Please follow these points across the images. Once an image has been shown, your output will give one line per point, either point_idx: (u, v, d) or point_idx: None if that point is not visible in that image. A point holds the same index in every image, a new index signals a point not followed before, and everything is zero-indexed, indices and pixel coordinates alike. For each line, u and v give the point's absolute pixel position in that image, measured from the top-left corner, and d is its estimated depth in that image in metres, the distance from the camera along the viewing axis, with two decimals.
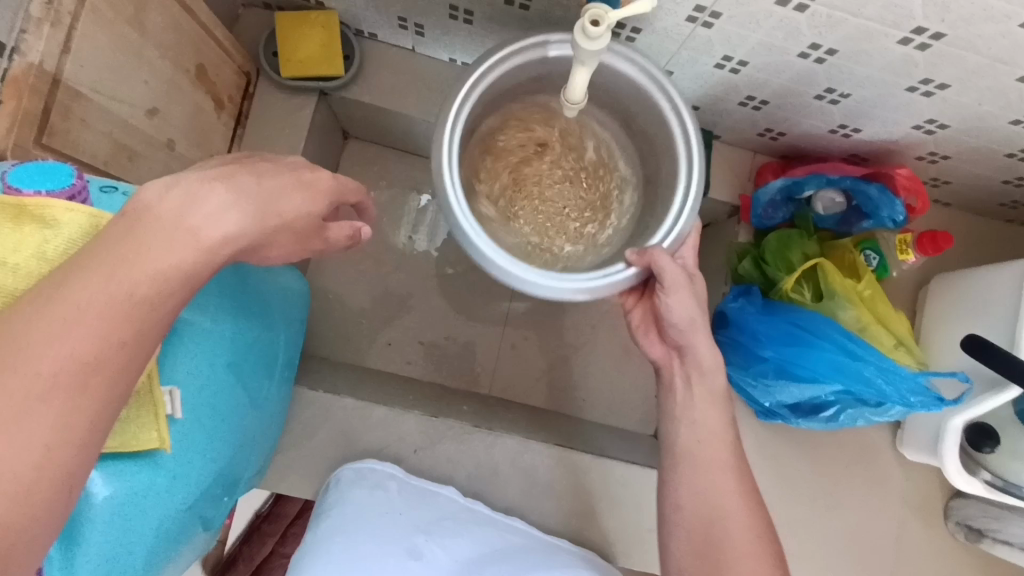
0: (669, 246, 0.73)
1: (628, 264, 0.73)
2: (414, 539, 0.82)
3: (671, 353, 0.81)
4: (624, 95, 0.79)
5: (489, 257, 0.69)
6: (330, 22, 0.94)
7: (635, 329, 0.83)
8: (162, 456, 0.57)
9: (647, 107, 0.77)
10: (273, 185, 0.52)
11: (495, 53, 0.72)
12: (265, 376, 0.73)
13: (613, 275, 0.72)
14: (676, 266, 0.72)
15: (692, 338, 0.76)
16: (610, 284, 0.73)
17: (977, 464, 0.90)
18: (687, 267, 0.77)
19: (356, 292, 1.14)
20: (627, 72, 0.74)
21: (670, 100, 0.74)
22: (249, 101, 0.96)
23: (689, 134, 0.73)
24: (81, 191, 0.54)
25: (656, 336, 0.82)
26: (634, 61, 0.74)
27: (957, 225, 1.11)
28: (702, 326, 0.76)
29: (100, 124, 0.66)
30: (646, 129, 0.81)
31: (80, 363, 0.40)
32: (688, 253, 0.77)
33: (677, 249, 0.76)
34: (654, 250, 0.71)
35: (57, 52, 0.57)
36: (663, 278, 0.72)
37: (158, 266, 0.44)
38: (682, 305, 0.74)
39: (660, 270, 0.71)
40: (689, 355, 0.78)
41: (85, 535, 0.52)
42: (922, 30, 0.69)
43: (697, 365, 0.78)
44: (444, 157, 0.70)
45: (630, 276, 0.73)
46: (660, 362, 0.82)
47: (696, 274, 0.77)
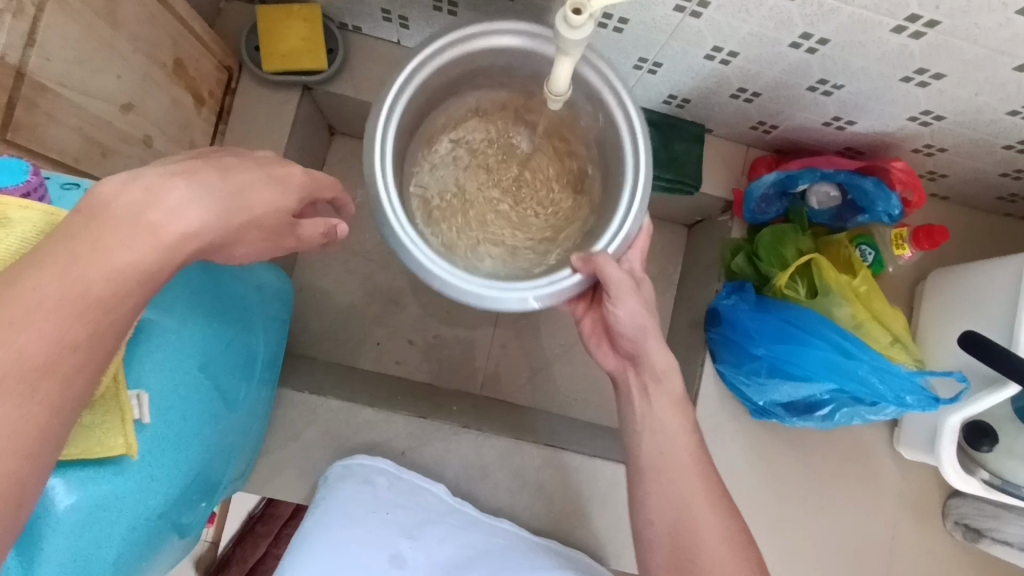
0: (615, 250, 0.72)
1: (574, 270, 0.71)
2: (397, 545, 0.80)
3: (625, 363, 0.80)
4: (575, 92, 0.77)
5: (426, 264, 0.68)
6: (313, 16, 0.92)
7: (587, 337, 0.83)
8: (128, 463, 0.55)
9: (596, 104, 0.75)
10: (240, 178, 0.51)
11: (426, 47, 0.70)
12: (244, 377, 0.71)
13: (559, 282, 0.71)
14: (621, 273, 0.71)
15: (644, 346, 0.76)
16: (557, 291, 0.71)
17: (975, 463, 0.88)
18: (633, 272, 0.75)
19: (345, 290, 1.12)
20: (587, 75, 0.72)
21: (617, 95, 0.72)
22: (231, 96, 0.94)
23: (632, 124, 0.72)
24: (37, 187, 0.52)
25: (609, 346, 0.82)
26: (592, 63, 0.71)
27: (953, 219, 1.09)
28: (653, 332, 0.75)
29: (70, 120, 0.64)
30: (590, 121, 0.79)
31: (30, 367, 0.38)
32: (634, 257, 0.76)
33: (622, 254, 0.74)
34: (598, 257, 0.70)
35: (22, 44, 0.55)
36: (609, 285, 0.70)
37: (113, 266, 0.42)
38: (630, 313, 0.73)
39: (606, 278, 0.70)
40: (643, 364, 0.77)
41: (43, 542, 0.51)
42: (917, 18, 0.67)
43: (651, 372, 0.77)
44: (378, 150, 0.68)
45: (574, 283, 0.71)
46: (616, 372, 0.82)
47: (642, 279, 0.76)
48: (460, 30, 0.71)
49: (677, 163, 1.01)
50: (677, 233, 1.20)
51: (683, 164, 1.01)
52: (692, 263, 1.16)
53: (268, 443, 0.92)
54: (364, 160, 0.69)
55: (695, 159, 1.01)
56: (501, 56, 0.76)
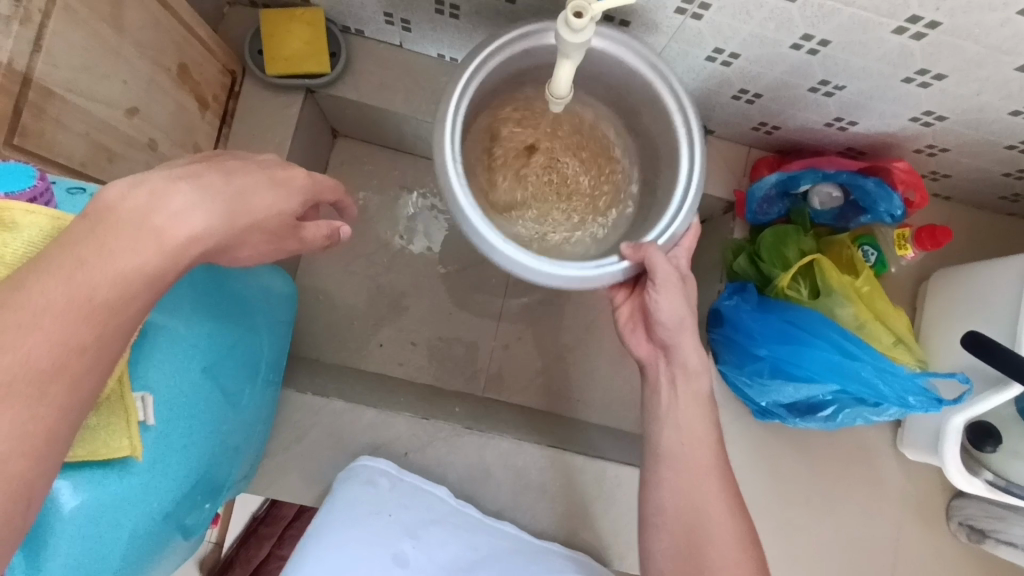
0: (663, 244, 0.73)
1: (621, 257, 0.72)
2: (399, 544, 0.81)
3: (657, 353, 0.80)
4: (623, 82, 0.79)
5: (483, 232, 0.68)
6: (315, 19, 0.93)
7: (622, 324, 0.82)
8: (133, 465, 0.56)
9: (649, 97, 0.77)
10: (242, 181, 0.51)
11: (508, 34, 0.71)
12: (248, 380, 0.72)
13: (607, 266, 0.72)
14: (669, 267, 0.72)
15: (680, 338, 0.76)
16: (602, 275, 0.72)
17: (978, 463, 0.88)
18: (680, 269, 0.76)
19: (348, 292, 1.12)
20: (622, 55, 0.74)
21: (675, 96, 0.73)
22: (235, 101, 0.95)
23: (690, 124, 0.73)
24: (42, 193, 0.53)
25: (643, 334, 0.81)
26: (630, 45, 0.73)
27: (958, 219, 1.09)
28: (691, 326, 0.76)
29: (77, 125, 0.64)
30: (649, 125, 0.81)
31: (36, 371, 0.39)
32: (681, 254, 0.76)
33: (670, 248, 0.75)
34: (647, 247, 0.71)
35: (28, 50, 0.56)
36: (655, 275, 0.71)
37: (120, 269, 0.42)
38: (672, 306, 0.74)
39: (653, 266, 0.71)
40: (676, 354, 0.77)
41: (50, 544, 0.51)
42: (917, 19, 0.67)
43: (682, 366, 0.77)
44: (447, 128, 0.69)
45: (622, 270, 0.72)
46: (647, 360, 0.81)
47: (687, 277, 0.76)
48: (536, 23, 0.72)
49: None
50: None
51: None
52: (695, 264, 1.16)
53: (272, 445, 0.92)
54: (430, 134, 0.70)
55: None
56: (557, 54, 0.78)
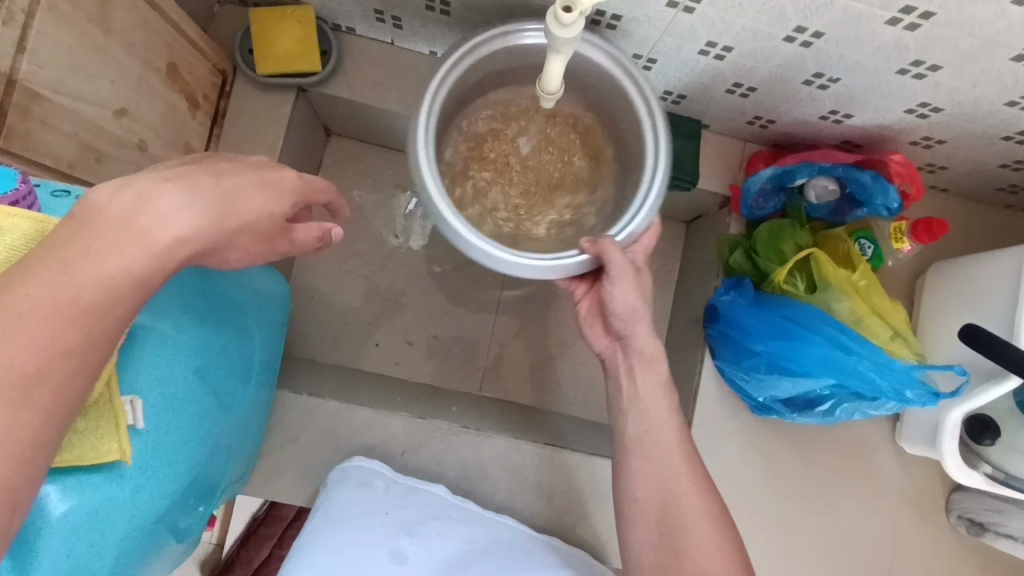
0: (622, 240, 0.73)
1: (581, 250, 0.72)
2: (397, 541, 0.81)
3: (615, 345, 0.81)
4: (600, 87, 0.80)
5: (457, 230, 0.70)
6: (306, 18, 0.92)
7: (582, 318, 0.83)
8: (124, 468, 0.55)
9: (618, 96, 0.78)
10: (232, 183, 0.51)
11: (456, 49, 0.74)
12: (241, 380, 0.71)
13: (564, 259, 0.72)
14: (625, 259, 0.71)
15: (635, 327, 0.76)
16: (562, 266, 0.72)
17: (978, 457, 0.87)
18: (637, 262, 0.75)
19: (344, 291, 1.12)
20: (600, 61, 0.76)
21: (647, 102, 0.75)
22: (226, 100, 0.94)
23: (655, 121, 0.75)
24: (26, 196, 0.52)
25: (602, 327, 0.81)
26: (605, 51, 0.75)
27: (955, 212, 1.08)
28: (644, 316, 0.76)
29: (64, 126, 0.63)
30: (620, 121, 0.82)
31: (20, 376, 0.38)
32: (639, 250, 0.76)
33: (629, 244, 0.75)
34: (605, 240, 0.71)
35: (12, 50, 0.55)
36: (611, 269, 0.71)
37: (106, 272, 0.42)
38: (626, 296, 0.73)
39: (609, 261, 0.71)
40: (631, 344, 0.77)
41: (39, 549, 0.51)
42: (911, 10, 0.67)
43: (640, 354, 0.77)
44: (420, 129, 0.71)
45: (579, 262, 0.72)
46: (605, 353, 0.82)
47: (645, 269, 0.76)
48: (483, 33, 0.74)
49: (674, 160, 1.00)
50: (676, 230, 1.20)
51: (680, 161, 1.00)
52: (691, 260, 1.15)
53: (268, 446, 0.92)
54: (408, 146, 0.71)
55: (692, 155, 1.00)
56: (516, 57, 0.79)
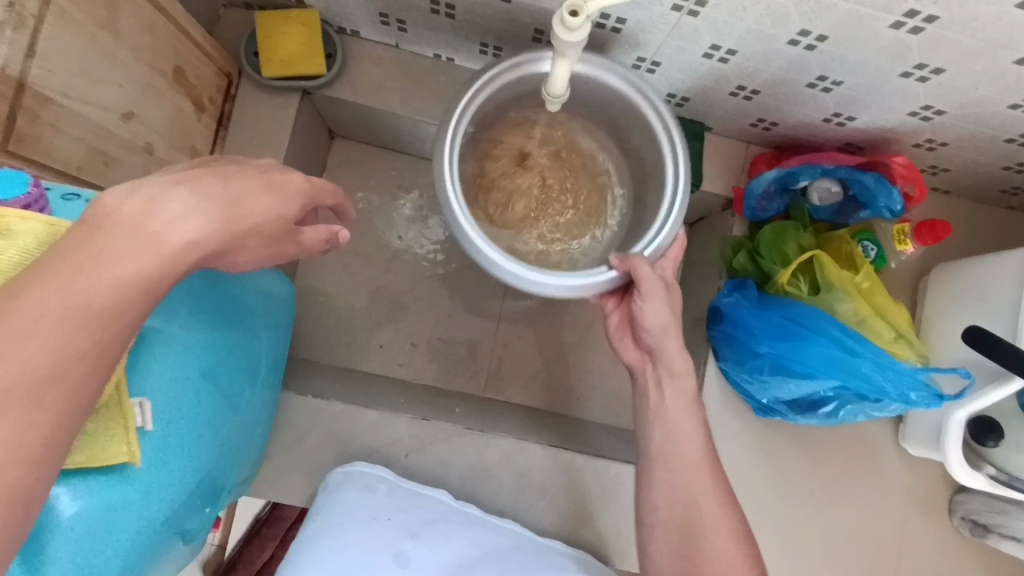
0: (650, 255, 0.74)
1: (610, 266, 0.73)
2: (400, 544, 0.81)
3: (645, 357, 0.80)
4: (618, 105, 0.80)
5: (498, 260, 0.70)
6: (311, 20, 0.93)
7: (612, 332, 0.83)
8: (133, 470, 0.56)
9: (633, 114, 0.79)
10: (240, 187, 0.51)
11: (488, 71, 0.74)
12: (248, 383, 0.71)
13: (595, 275, 0.72)
14: (654, 275, 0.72)
15: (664, 343, 0.77)
16: (591, 284, 0.73)
17: (981, 458, 0.87)
18: (665, 277, 0.77)
19: (348, 293, 1.12)
20: (615, 82, 0.76)
21: (662, 116, 0.75)
22: (231, 103, 0.95)
23: (675, 140, 0.75)
24: (37, 199, 0.52)
25: (631, 340, 0.81)
26: (622, 72, 0.76)
27: (958, 213, 1.08)
28: (675, 331, 0.76)
29: (73, 130, 0.64)
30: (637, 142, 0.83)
31: (34, 378, 0.38)
32: (667, 265, 0.77)
33: (656, 259, 0.76)
34: (635, 258, 0.72)
35: (22, 55, 0.56)
36: (641, 285, 0.72)
37: (117, 275, 0.42)
38: (655, 312, 0.74)
39: (638, 277, 0.71)
40: (661, 358, 0.78)
41: (48, 550, 0.51)
42: (915, 13, 0.67)
43: (669, 368, 0.77)
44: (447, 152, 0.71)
45: (610, 279, 0.73)
46: (635, 365, 0.81)
47: (673, 285, 0.77)
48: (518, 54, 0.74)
49: None
50: (679, 231, 1.20)
51: None
52: (694, 262, 1.15)
53: (274, 447, 0.92)
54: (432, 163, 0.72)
55: (696, 157, 1.01)
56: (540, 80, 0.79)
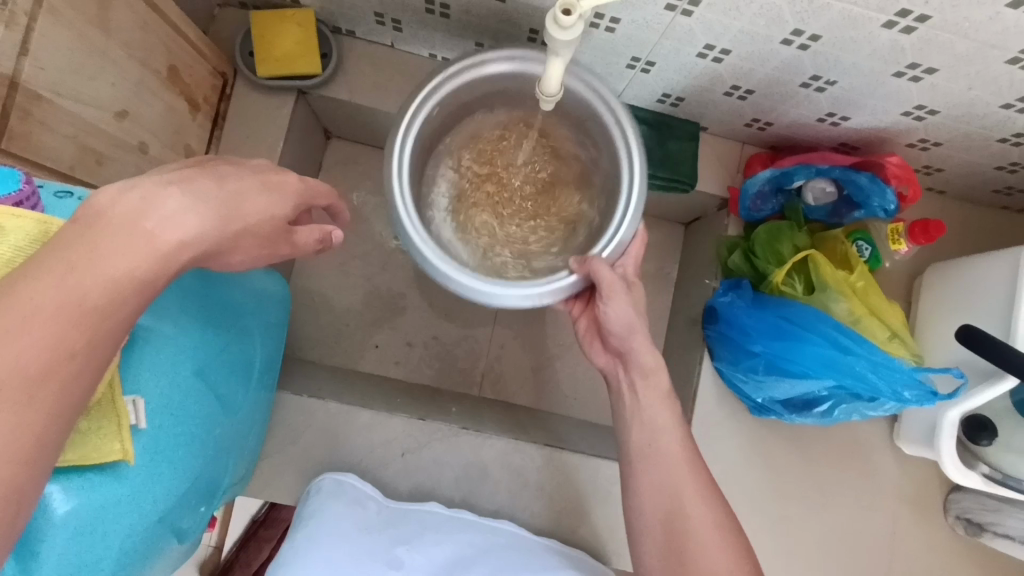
0: (611, 254, 0.74)
1: (570, 271, 0.73)
2: (393, 549, 0.82)
3: (615, 361, 0.82)
4: (575, 107, 0.80)
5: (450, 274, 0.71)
6: (306, 20, 0.92)
7: (582, 338, 0.84)
8: (126, 468, 0.56)
9: (593, 117, 0.78)
10: (234, 187, 0.51)
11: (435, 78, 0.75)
12: (241, 383, 0.71)
13: (556, 283, 0.73)
14: (614, 274, 0.72)
15: (631, 345, 0.77)
16: (552, 291, 0.73)
17: (975, 457, 0.87)
18: (626, 276, 0.76)
19: (343, 293, 1.12)
20: (573, 87, 0.76)
21: (615, 114, 0.75)
22: (226, 102, 0.95)
23: (631, 147, 0.74)
24: (30, 196, 0.52)
25: (601, 344, 0.82)
26: (581, 76, 0.75)
27: (952, 213, 1.09)
28: (641, 331, 0.76)
29: (65, 128, 0.64)
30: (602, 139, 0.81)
31: (26, 376, 0.38)
32: (629, 263, 0.77)
33: (617, 258, 0.76)
34: (594, 260, 0.72)
35: (15, 53, 0.56)
36: (602, 287, 0.72)
37: (110, 273, 0.42)
38: (618, 312, 0.74)
39: (599, 279, 0.71)
40: (631, 361, 0.78)
41: (41, 548, 0.51)
42: (906, 13, 0.67)
43: (640, 369, 0.78)
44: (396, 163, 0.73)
45: (569, 284, 0.73)
46: (608, 369, 0.83)
47: (635, 282, 0.76)
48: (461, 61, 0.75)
49: (672, 162, 1.01)
50: (674, 231, 1.21)
51: (678, 163, 1.01)
52: (689, 261, 1.16)
53: (268, 447, 0.92)
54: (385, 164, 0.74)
55: (691, 158, 1.02)
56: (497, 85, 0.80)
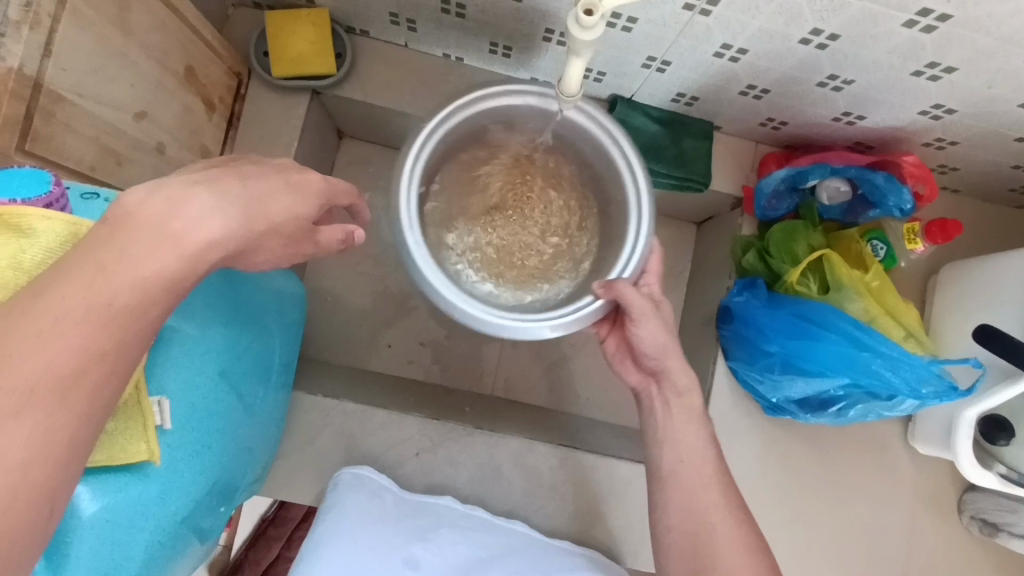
0: (628, 277, 0.75)
1: (595, 296, 0.74)
2: (410, 547, 0.83)
3: (648, 379, 0.81)
4: (581, 140, 0.81)
5: (481, 317, 0.71)
6: (321, 20, 0.92)
7: (612, 356, 0.84)
8: (151, 468, 0.56)
9: (595, 149, 0.80)
10: (260, 186, 0.51)
11: (440, 112, 0.75)
12: (261, 383, 0.72)
13: (581, 309, 0.73)
14: (642, 296, 0.73)
15: (667, 364, 0.77)
16: (578, 319, 0.74)
17: (992, 458, 0.88)
18: (653, 295, 0.77)
19: (355, 292, 1.12)
20: (582, 121, 0.77)
21: (619, 144, 0.77)
22: (241, 102, 0.95)
23: (637, 177, 0.76)
24: (58, 198, 0.52)
25: (632, 362, 0.82)
26: (587, 112, 0.77)
27: (967, 212, 1.08)
28: (675, 350, 0.77)
29: (86, 129, 0.64)
30: (597, 168, 0.82)
31: (58, 376, 0.39)
32: (652, 281, 0.78)
33: (638, 278, 0.76)
34: (618, 283, 0.72)
35: (38, 55, 0.56)
36: (631, 309, 0.73)
37: (143, 272, 0.42)
38: (652, 334, 0.75)
39: (627, 302, 0.72)
40: (666, 380, 0.78)
41: (70, 547, 0.51)
42: (928, 12, 0.67)
43: (674, 388, 0.78)
44: (404, 193, 0.73)
45: (595, 309, 0.73)
46: (639, 387, 0.82)
47: (662, 301, 0.77)
48: (465, 96, 0.76)
49: (686, 161, 1.01)
50: (686, 231, 1.20)
51: (693, 162, 1.01)
52: (702, 261, 1.16)
53: (284, 447, 0.92)
54: (391, 193, 0.74)
55: (705, 156, 1.02)
56: (499, 115, 0.80)
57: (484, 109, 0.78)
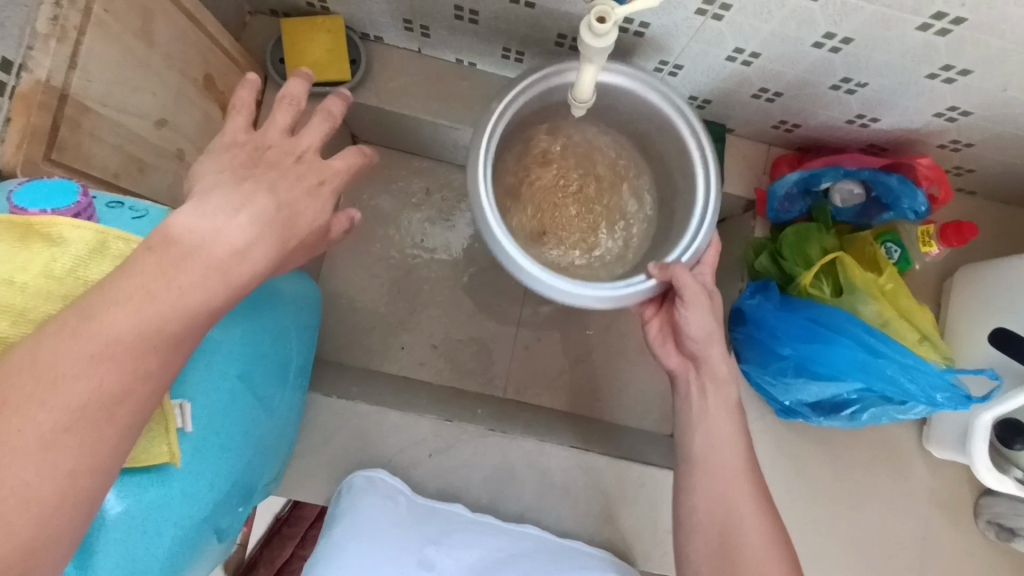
0: (687, 261, 0.75)
1: (649, 275, 0.74)
2: (424, 549, 0.83)
3: (688, 363, 0.80)
4: (645, 120, 0.83)
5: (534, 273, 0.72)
6: (336, 27, 0.94)
7: (652, 339, 0.83)
8: (172, 471, 0.57)
9: (662, 128, 0.81)
10: (279, 194, 0.52)
11: (518, 82, 0.75)
12: (279, 385, 0.73)
13: (636, 285, 0.74)
14: (696, 282, 0.73)
15: (709, 351, 0.77)
16: (632, 294, 0.75)
17: (1008, 462, 0.87)
18: (705, 284, 0.77)
19: (370, 294, 1.14)
20: (651, 98, 0.78)
21: (690, 122, 0.77)
22: (258, 111, 0.97)
23: (707, 153, 0.77)
24: (85, 208, 0.54)
25: (673, 346, 0.81)
26: (653, 85, 0.77)
27: (983, 214, 1.07)
28: (719, 339, 0.77)
29: (111, 138, 0.66)
30: (662, 150, 0.85)
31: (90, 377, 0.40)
32: (706, 271, 0.77)
33: (693, 265, 0.77)
34: (675, 266, 0.73)
35: (65, 67, 0.57)
36: (683, 292, 0.73)
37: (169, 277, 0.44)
38: (700, 320, 0.75)
39: (682, 285, 0.73)
40: (704, 364, 0.78)
41: (97, 547, 0.53)
42: (942, 15, 0.67)
43: (712, 374, 0.78)
44: (480, 167, 0.73)
45: (649, 288, 0.75)
46: (677, 371, 0.81)
47: (714, 291, 0.77)
48: (542, 68, 0.76)
49: None
50: None
51: None
52: (715, 263, 1.16)
53: (301, 447, 0.94)
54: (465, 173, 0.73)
55: (718, 159, 1.02)
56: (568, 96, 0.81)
57: (553, 86, 0.78)
